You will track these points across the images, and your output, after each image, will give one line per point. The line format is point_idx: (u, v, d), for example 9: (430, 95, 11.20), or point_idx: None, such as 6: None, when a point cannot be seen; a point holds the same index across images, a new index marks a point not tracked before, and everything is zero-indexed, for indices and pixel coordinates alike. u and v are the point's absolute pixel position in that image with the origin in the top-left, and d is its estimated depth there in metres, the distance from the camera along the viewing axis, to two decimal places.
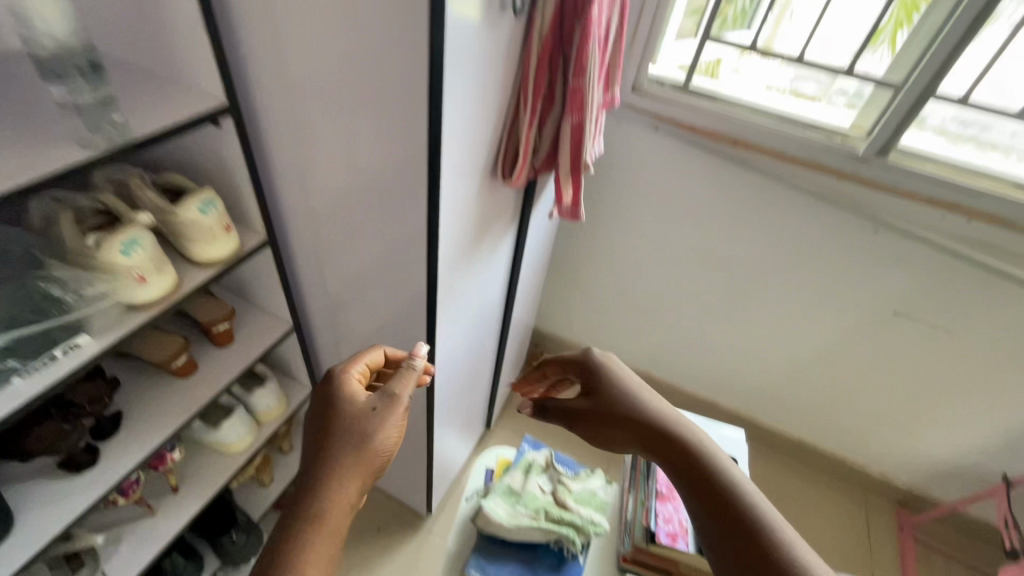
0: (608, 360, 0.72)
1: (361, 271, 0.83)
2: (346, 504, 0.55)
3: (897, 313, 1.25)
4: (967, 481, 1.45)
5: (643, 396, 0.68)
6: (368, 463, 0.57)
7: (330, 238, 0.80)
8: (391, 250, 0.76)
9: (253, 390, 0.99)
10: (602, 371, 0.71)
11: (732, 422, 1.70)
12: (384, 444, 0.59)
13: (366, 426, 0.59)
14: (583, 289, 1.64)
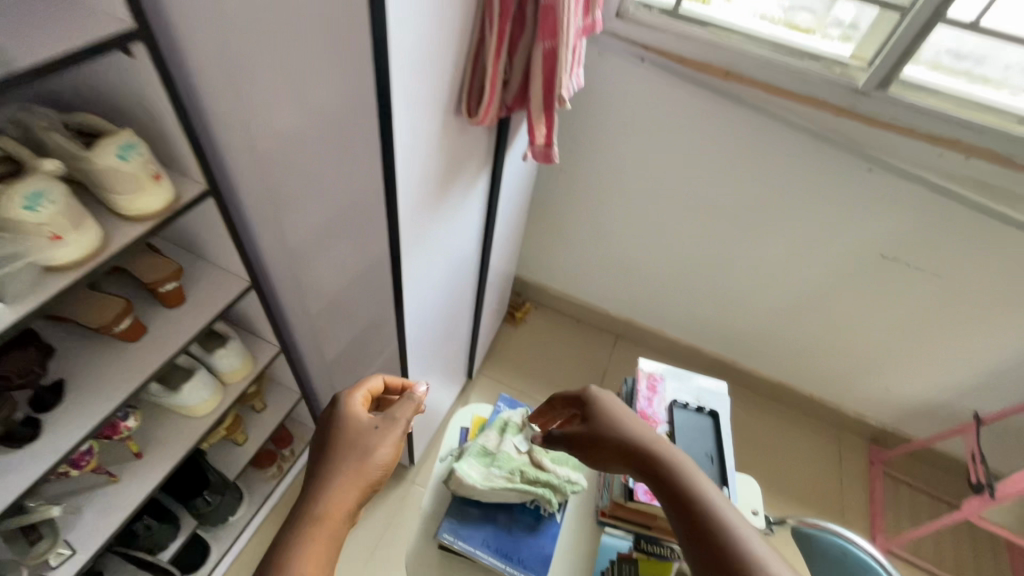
0: (604, 394, 0.66)
1: (319, 222, 0.76)
2: (344, 509, 0.59)
3: (884, 256, 1.22)
4: (938, 418, 1.49)
5: (636, 430, 0.61)
6: (365, 475, 0.62)
7: (281, 184, 0.73)
8: (349, 197, 0.69)
9: (214, 350, 0.93)
10: (596, 403, 0.65)
11: (714, 366, 1.71)
12: (382, 460, 0.64)
13: (367, 444, 0.64)
14: (565, 236, 1.59)
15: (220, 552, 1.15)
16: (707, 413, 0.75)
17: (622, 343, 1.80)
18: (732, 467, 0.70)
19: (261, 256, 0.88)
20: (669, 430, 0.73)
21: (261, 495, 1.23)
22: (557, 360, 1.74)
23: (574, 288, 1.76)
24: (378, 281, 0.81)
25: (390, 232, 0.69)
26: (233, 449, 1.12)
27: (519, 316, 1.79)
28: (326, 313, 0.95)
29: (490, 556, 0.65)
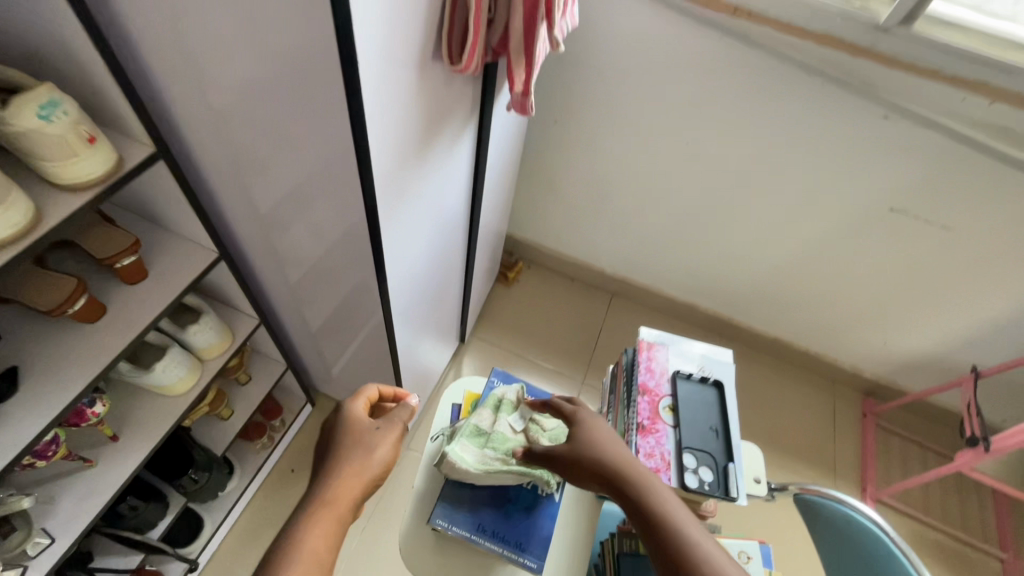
0: (588, 417, 0.60)
1: (288, 184, 0.68)
2: (345, 502, 0.56)
3: (893, 210, 1.16)
4: (933, 371, 1.48)
5: (620, 459, 0.56)
6: (367, 469, 0.59)
7: (241, 142, 0.65)
8: (318, 156, 0.61)
9: (187, 326, 0.87)
10: (579, 425, 0.59)
11: (710, 322, 1.69)
12: (384, 457, 0.61)
13: (369, 440, 0.62)
14: (558, 193, 1.51)
15: (213, 525, 1.14)
16: (711, 384, 0.71)
17: (617, 301, 1.76)
18: (738, 439, 0.66)
19: (229, 223, 0.81)
20: (672, 403, 0.68)
21: (253, 466, 1.22)
22: (552, 320, 1.70)
23: (568, 247, 1.70)
24: (357, 248, 0.74)
25: (365, 195, 0.62)
26: (219, 423, 1.08)
27: (512, 276, 1.73)
28: (305, 283, 0.89)
29: (485, 541, 0.64)
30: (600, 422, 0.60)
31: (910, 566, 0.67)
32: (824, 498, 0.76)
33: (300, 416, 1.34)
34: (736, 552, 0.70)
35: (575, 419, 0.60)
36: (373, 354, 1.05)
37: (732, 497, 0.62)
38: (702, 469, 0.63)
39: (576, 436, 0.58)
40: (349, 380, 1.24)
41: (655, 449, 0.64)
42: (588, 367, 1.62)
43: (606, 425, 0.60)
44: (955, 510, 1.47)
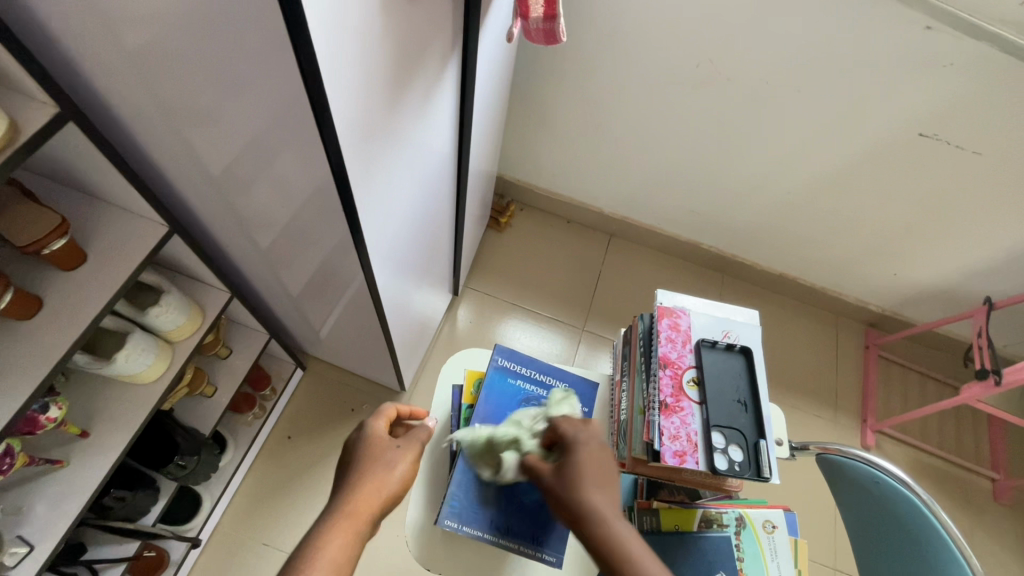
0: (583, 443, 0.56)
1: (234, 143, 0.57)
2: (361, 517, 0.51)
3: (922, 135, 1.06)
4: (942, 302, 1.44)
5: (598, 509, 0.51)
6: (385, 485, 0.54)
7: (169, 95, 0.52)
8: (264, 109, 0.50)
9: (148, 308, 0.77)
10: (568, 461, 0.54)
11: (713, 259, 1.62)
12: (403, 475, 0.55)
13: (389, 455, 0.56)
14: (550, 127, 1.37)
15: (212, 500, 1.11)
16: (737, 351, 0.64)
17: (615, 242, 1.67)
18: (768, 412, 0.61)
19: (178, 187, 0.70)
20: (697, 376, 0.62)
21: (247, 438, 1.19)
22: (548, 265, 1.62)
23: (562, 186, 1.58)
24: (328, 214, 0.64)
25: (326, 151, 0.51)
26: (203, 401, 1.02)
27: (504, 221, 1.62)
28: (275, 252, 0.79)
29: (500, 539, 0.62)
30: (591, 455, 0.55)
31: (905, 491, 0.68)
32: (821, 455, 0.78)
33: (292, 380, 1.29)
34: (760, 522, 0.68)
35: (570, 441, 0.56)
36: (362, 321, 0.97)
37: (764, 476, 0.58)
38: (732, 449, 0.58)
39: (561, 473, 0.54)
40: (338, 344, 1.17)
41: (680, 429, 0.59)
42: (588, 312, 1.57)
43: (601, 460, 0.55)
44: (952, 436, 1.50)
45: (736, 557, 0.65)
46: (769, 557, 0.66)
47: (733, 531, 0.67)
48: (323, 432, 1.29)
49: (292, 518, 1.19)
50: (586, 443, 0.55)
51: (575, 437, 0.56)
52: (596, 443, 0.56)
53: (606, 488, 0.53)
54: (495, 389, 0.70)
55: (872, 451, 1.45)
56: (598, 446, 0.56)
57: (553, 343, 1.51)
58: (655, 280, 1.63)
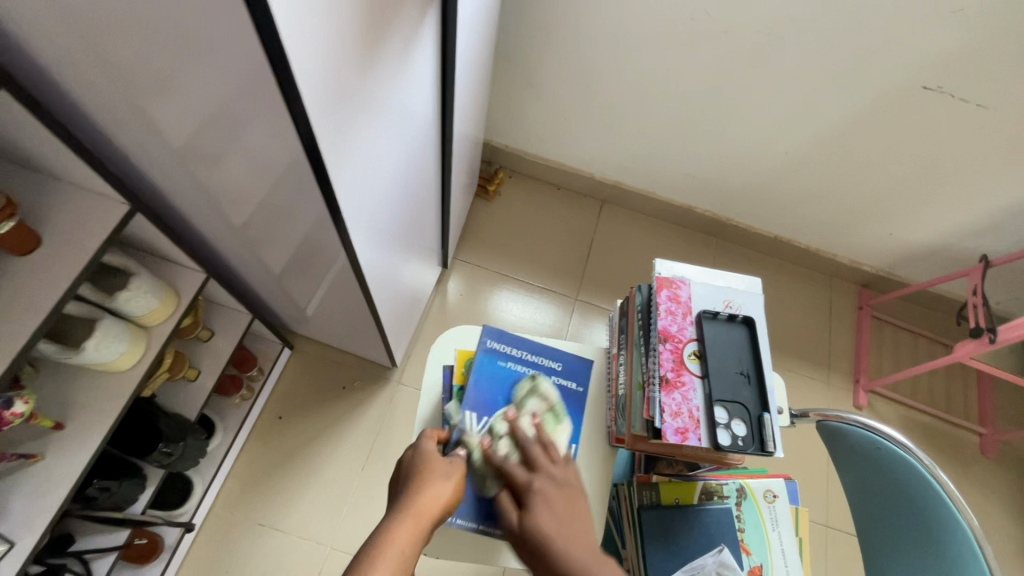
0: (542, 488, 0.54)
1: (192, 117, 0.51)
2: (421, 522, 0.50)
3: (926, 88, 1.01)
4: (938, 261, 1.43)
5: (575, 556, 0.49)
6: (441, 494, 0.52)
7: (110, 60, 0.47)
8: (220, 75, 0.44)
9: (117, 293, 0.72)
10: (531, 510, 0.52)
11: (706, 222, 1.59)
12: (457, 487, 0.54)
13: (444, 465, 0.55)
14: (539, 90, 1.30)
15: (204, 484, 1.10)
16: (739, 322, 0.62)
17: (608, 208, 1.63)
18: (771, 383, 0.59)
19: (138, 164, 0.64)
20: (698, 349, 0.60)
21: (236, 420, 1.17)
22: (539, 234, 1.58)
23: (552, 151, 1.52)
24: (301, 190, 0.59)
25: (291, 119, 0.46)
26: (186, 386, 0.98)
27: (492, 189, 1.57)
28: (251, 231, 0.74)
29: (495, 530, 0.60)
30: (553, 498, 0.53)
31: (902, 452, 0.68)
32: (818, 422, 0.78)
33: (279, 362, 1.27)
34: (761, 492, 0.67)
35: (528, 492, 0.53)
36: (348, 299, 0.93)
37: (768, 450, 0.56)
38: (735, 423, 0.56)
39: (528, 526, 0.51)
40: (325, 322, 1.13)
41: (681, 405, 0.57)
42: (581, 281, 1.54)
43: (563, 498, 0.53)
44: (942, 393, 1.51)
45: (738, 528, 0.65)
46: (770, 525, 0.65)
47: (733, 502, 0.66)
48: (315, 411, 1.27)
49: (287, 497, 1.18)
50: (547, 484, 0.54)
51: (533, 480, 0.54)
52: (554, 482, 0.55)
53: (580, 528, 0.51)
54: (485, 373, 0.67)
55: (863, 410, 1.46)
56: (559, 483, 0.55)
57: (546, 313, 1.48)
58: (648, 247, 1.60)
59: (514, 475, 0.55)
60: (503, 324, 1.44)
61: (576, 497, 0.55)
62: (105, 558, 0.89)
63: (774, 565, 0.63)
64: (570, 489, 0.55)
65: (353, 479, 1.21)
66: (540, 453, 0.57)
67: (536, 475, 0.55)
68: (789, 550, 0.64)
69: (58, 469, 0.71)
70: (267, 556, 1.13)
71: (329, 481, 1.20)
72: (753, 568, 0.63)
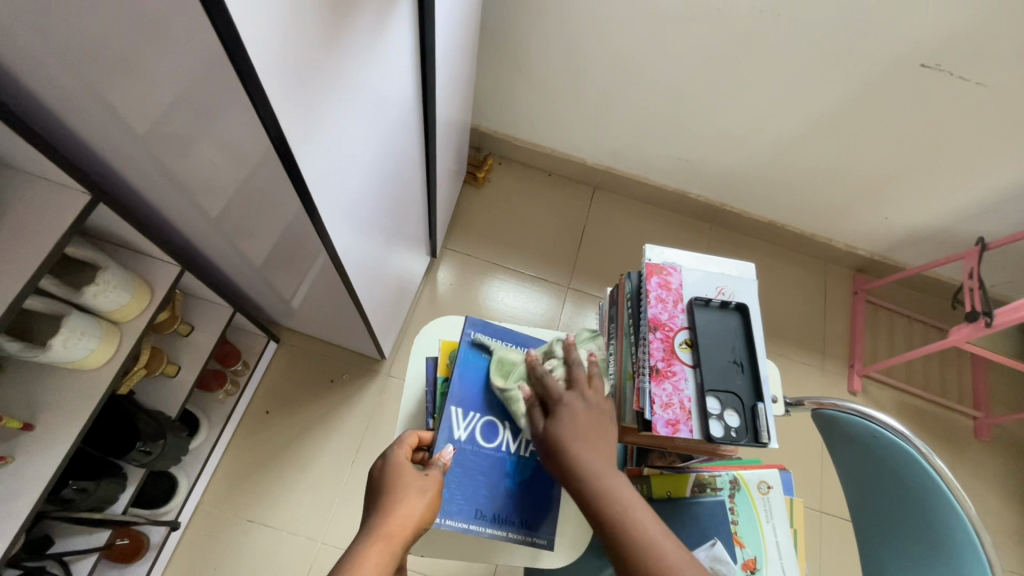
0: (574, 404, 0.55)
1: (147, 108, 0.48)
2: (393, 544, 0.48)
3: (925, 66, 0.98)
4: (933, 245, 1.41)
5: (592, 467, 0.51)
6: (414, 512, 0.50)
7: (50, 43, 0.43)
8: (168, 57, 0.41)
9: (84, 288, 0.69)
10: (557, 419, 0.54)
11: (700, 208, 1.57)
12: (432, 501, 0.52)
13: (416, 480, 0.53)
14: (527, 73, 1.27)
15: (189, 481, 1.08)
16: (733, 309, 0.59)
17: (599, 195, 1.60)
18: (764, 371, 0.57)
19: (99, 155, 0.61)
20: (689, 337, 0.57)
21: (220, 416, 1.14)
22: (530, 221, 1.55)
23: (542, 136, 1.48)
24: (270, 178, 0.56)
25: (250, 102, 0.43)
26: (166, 382, 0.96)
27: (481, 176, 1.53)
28: (223, 224, 0.71)
29: (486, 529, 0.59)
30: (581, 415, 0.54)
31: (900, 441, 0.66)
32: (813, 410, 0.77)
33: (265, 355, 1.24)
34: (754, 483, 0.65)
35: (559, 405, 0.55)
36: (330, 290, 0.91)
37: (762, 442, 0.54)
38: (728, 414, 0.54)
39: (551, 430, 0.54)
40: (311, 314, 1.11)
41: (673, 396, 0.55)
42: (572, 270, 1.51)
43: (592, 418, 0.54)
44: (936, 377, 1.50)
45: (730, 520, 0.63)
46: (764, 518, 0.63)
47: (726, 494, 0.64)
48: (302, 405, 1.24)
49: (276, 493, 1.16)
50: (579, 404, 0.55)
51: (566, 397, 0.55)
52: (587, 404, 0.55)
53: (599, 443, 0.52)
54: (471, 367, 0.64)
55: (858, 395, 1.45)
56: (591, 404, 0.55)
57: (538, 303, 1.46)
58: (641, 233, 1.57)
59: (552, 387, 0.56)
60: (494, 314, 1.42)
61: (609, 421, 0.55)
62: (86, 559, 0.88)
63: (768, 558, 0.62)
64: (601, 413, 0.55)
65: (343, 473, 1.19)
66: (581, 376, 0.57)
67: (570, 393, 0.56)
68: (784, 542, 0.63)
69: (29, 473, 0.69)
70: (257, 553, 1.11)
71: (318, 476, 1.18)
72: (746, 561, 0.61)
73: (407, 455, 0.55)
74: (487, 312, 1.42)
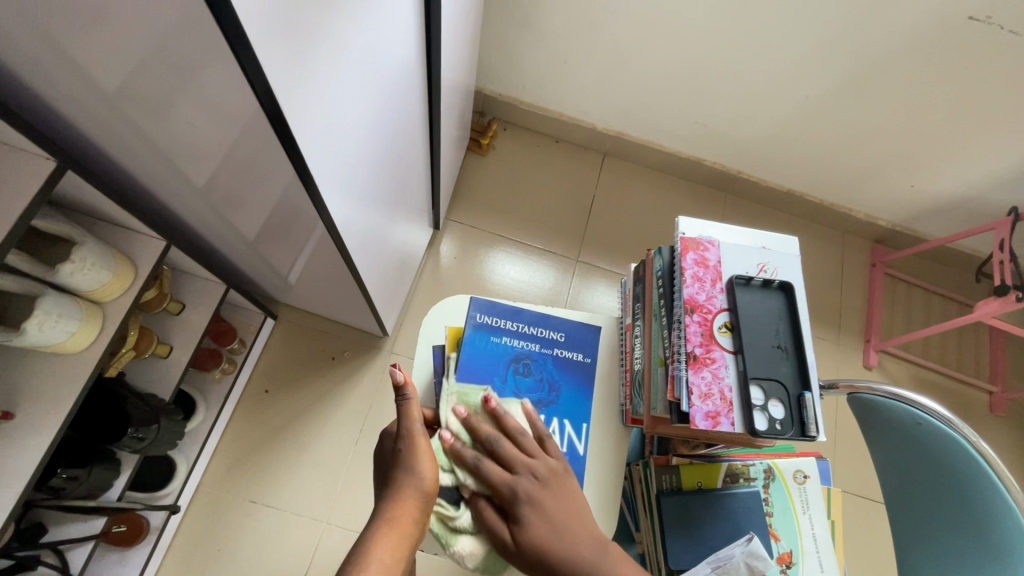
0: (528, 486, 0.52)
1: (109, 65, 0.40)
2: (404, 525, 0.49)
3: (973, 19, 0.90)
4: (960, 215, 1.35)
5: (574, 546, 0.49)
6: (414, 487, 0.51)
7: None
8: (126, 11, 0.34)
9: (61, 269, 0.63)
10: (524, 522, 0.50)
11: (714, 176, 1.49)
12: (423, 460, 0.52)
13: (398, 454, 0.53)
14: (536, 30, 1.17)
15: (188, 463, 1.05)
16: (776, 288, 0.54)
17: (610, 163, 1.52)
18: (811, 357, 0.52)
19: (64, 119, 0.53)
20: (729, 321, 0.53)
21: (218, 396, 1.11)
22: (537, 191, 1.47)
23: (551, 99, 1.39)
24: (261, 148, 0.50)
25: (232, 57, 0.36)
26: (158, 363, 0.91)
27: (486, 143, 1.46)
28: (210, 196, 0.65)
29: None
30: (542, 498, 0.52)
31: (945, 427, 0.62)
32: (846, 394, 0.72)
33: (263, 332, 1.20)
34: (790, 472, 0.62)
35: (514, 482, 0.52)
36: (328, 265, 0.85)
37: (809, 435, 0.50)
38: (772, 405, 0.50)
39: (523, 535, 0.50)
40: (309, 290, 1.05)
41: (711, 385, 0.50)
42: (581, 242, 1.44)
43: (552, 491, 0.52)
44: (954, 352, 1.46)
45: (766, 512, 0.61)
46: (801, 508, 0.61)
47: (761, 485, 0.62)
48: (303, 383, 1.20)
49: (279, 474, 1.13)
50: (530, 481, 0.53)
51: (516, 483, 0.52)
52: (536, 479, 0.53)
53: (581, 521, 0.51)
54: (478, 351, 0.64)
55: (873, 370, 1.42)
56: (542, 476, 0.53)
57: (545, 277, 1.40)
58: (652, 202, 1.51)
59: (492, 478, 0.53)
60: (500, 289, 1.36)
61: (569, 489, 0.53)
62: (81, 549, 0.85)
63: (805, 551, 0.59)
64: (556, 480, 0.53)
65: (346, 455, 1.15)
66: (514, 451, 0.54)
67: (518, 472, 0.53)
68: (820, 534, 0.60)
69: (9, 467, 0.64)
70: (260, 534, 1.08)
71: (322, 458, 1.15)
72: (781, 555, 0.59)
73: (390, 439, 0.56)
74: (492, 287, 1.36)
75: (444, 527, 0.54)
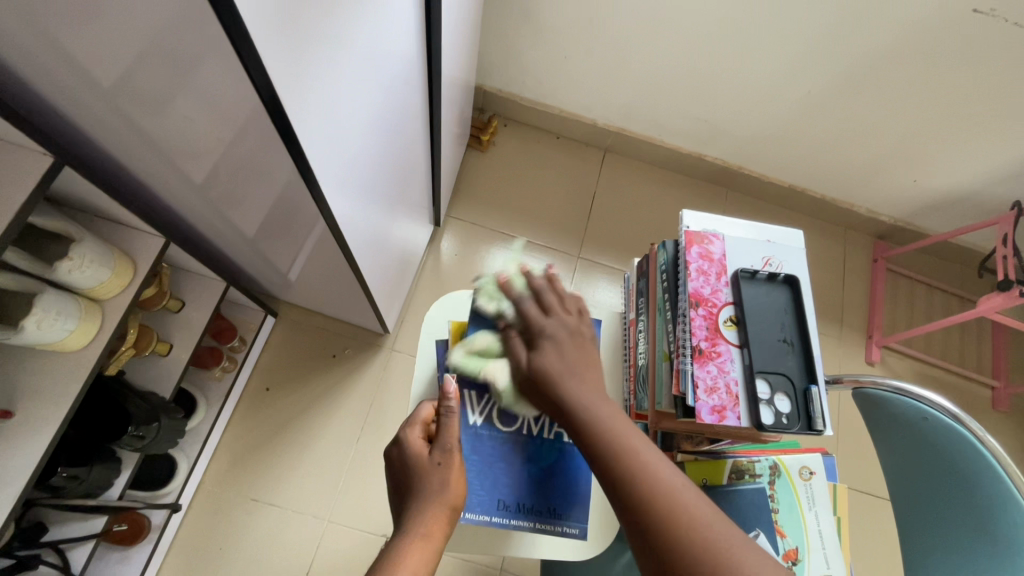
0: (555, 329, 0.54)
1: (106, 59, 0.40)
2: (434, 538, 0.48)
3: (976, 12, 0.89)
4: (962, 209, 1.34)
5: (573, 389, 0.51)
6: (445, 502, 0.50)
7: None
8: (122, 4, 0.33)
9: (60, 265, 0.63)
10: (540, 355, 0.53)
11: (715, 172, 1.49)
12: (455, 478, 0.51)
13: (433, 469, 0.51)
14: (536, 25, 1.16)
15: (189, 462, 1.04)
16: (781, 282, 0.54)
17: (610, 159, 1.52)
18: (817, 351, 0.52)
19: (60, 114, 0.53)
20: (735, 314, 0.52)
21: (219, 394, 1.10)
22: (537, 187, 1.47)
23: (551, 95, 1.39)
24: (261, 144, 0.49)
25: (232, 52, 0.36)
26: (158, 361, 0.90)
27: (486, 139, 1.45)
28: (208, 192, 0.64)
29: (510, 520, 0.59)
30: (563, 344, 0.54)
31: (952, 422, 0.61)
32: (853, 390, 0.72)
33: (264, 329, 1.19)
34: (796, 468, 0.62)
35: (545, 322, 0.55)
36: (329, 261, 0.85)
37: (816, 429, 0.49)
38: (778, 398, 0.50)
39: (536, 367, 0.53)
40: (309, 287, 1.05)
41: (717, 379, 0.50)
42: (582, 238, 1.44)
43: (574, 343, 0.54)
44: (956, 347, 1.46)
45: (771, 508, 0.60)
46: (806, 506, 0.60)
47: (766, 481, 0.62)
48: (304, 381, 1.20)
49: (280, 472, 1.13)
50: (558, 327, 0.55)
51: (546, 325, 0.55)
52: (565, 329, 0.55)
53: (594, 376, 0.52)
54: None
55: (876, 366, 1.41)
56: (571, 329, 0.55)
57: None
58: (654, 198, 1.50)
59: (529, 315, 0.56)
60: None
61: (590, 349, 0.55)
62: (83, 548, 0.85)
63: (811, 548, 0.59)
64: (582, 338, 0.55)
65: (347, 453, 1.15)
66: (555, 301, 0.57)
67: (552, 317, 0.55)
68: (826, 530, 0.60)
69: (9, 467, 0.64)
70: (262, 533, 1.08)
71: (323, 456, 1.14)
72: (787, 552, 0.59)
73: (418, 440, 0.53)
74: None
75: (473, 351, 0.59)
